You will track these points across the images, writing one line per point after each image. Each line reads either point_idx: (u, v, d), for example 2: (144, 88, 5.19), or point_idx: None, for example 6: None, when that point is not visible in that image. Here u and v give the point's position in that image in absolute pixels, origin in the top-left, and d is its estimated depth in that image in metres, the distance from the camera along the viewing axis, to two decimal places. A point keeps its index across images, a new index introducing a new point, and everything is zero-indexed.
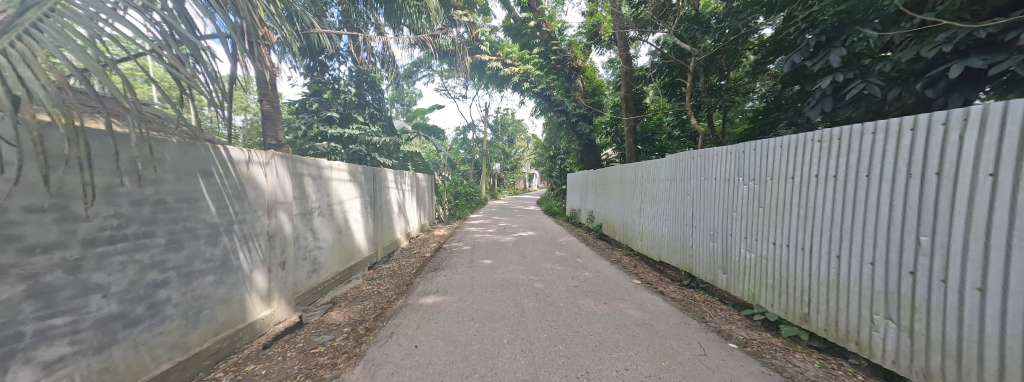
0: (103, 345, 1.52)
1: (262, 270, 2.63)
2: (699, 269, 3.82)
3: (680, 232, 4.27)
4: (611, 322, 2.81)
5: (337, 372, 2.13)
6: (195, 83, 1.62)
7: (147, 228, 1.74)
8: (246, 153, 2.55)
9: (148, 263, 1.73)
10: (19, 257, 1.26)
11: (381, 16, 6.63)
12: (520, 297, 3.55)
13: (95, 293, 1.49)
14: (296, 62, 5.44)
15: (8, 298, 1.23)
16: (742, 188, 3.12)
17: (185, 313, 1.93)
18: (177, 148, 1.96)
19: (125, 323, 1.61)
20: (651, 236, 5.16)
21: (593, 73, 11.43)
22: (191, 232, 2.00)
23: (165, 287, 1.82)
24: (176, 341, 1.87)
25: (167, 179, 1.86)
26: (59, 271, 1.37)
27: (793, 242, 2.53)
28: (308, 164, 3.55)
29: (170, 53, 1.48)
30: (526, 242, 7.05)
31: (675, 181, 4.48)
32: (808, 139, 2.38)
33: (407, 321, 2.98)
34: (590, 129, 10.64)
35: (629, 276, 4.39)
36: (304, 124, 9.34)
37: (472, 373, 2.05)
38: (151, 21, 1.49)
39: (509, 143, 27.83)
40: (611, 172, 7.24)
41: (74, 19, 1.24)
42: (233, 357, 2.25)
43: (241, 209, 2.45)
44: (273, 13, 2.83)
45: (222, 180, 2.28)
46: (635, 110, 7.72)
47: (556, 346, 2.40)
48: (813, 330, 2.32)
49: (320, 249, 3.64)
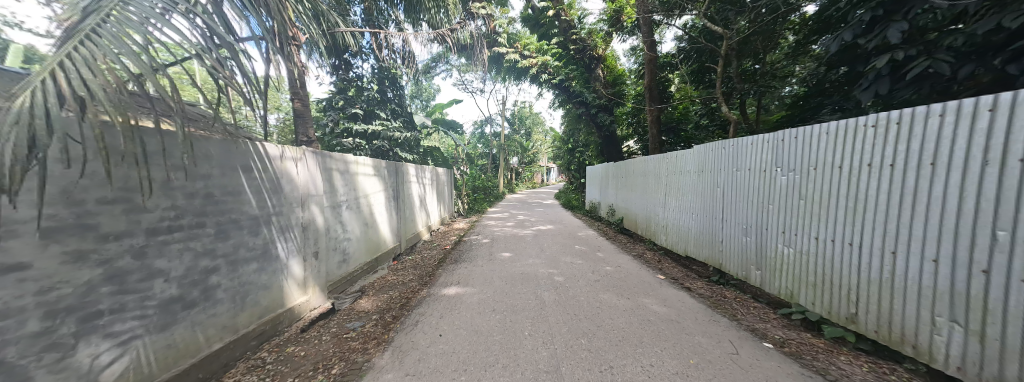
0: (166, 324, 1.69)
1: (298, 260, 2.81)
2: (729, 265, 3.65)
3: (707, 226, 4.12)
4: (635, 318, 2.76)
5: (368, 357, 2.25)
6: (234, 84, 1.71)
7: (199, 219, 1.90)
8: (280, 149, 2.68)
9: (201, 251, 1.90)
10: (96, 243, 1.40)
11: (401, 13, 6.76)
12: (540, 290, 3.55)
13: (158, 277, 1.65)
14: (323, 62, 5.65)
15: (91, 280, 1.38)
16: (780, 179, 2.91)
17: (233, 298, 2.11)
18: (220, 146, 2.09)
19: (184, 305, 1.78)
20: (676, 229, 4.99)
21: (614, 61, 11.09)
22: (236, 223, 2.17)
23: (216, 273, 2.00)
24: (225, 322, 2.05)
25: (215, 174, 2.02)
26: (128, 256, 1.53)
27: (838, 236, 2.34)
28: (336, 160, 3.71)
29: (211, 56, 1.60)
30: (545, 235, 7.04)
31: (702, 173, 4.29)
32: (860, 124, 2.18)
33: (431, 310, 3.09)
34: (610, 121, 10.40)
35: (653, 271, 4.27)
36: (331, 121, 9.85)
37: (495, 363, 2.09)
38: (199, 28, 1.62)
39: (527, 137, 27.76)
40: (633, 165, 7.02)
41: (129, 25, 1.37)
42: (275, 338, 2.45)
43: (278, 202, 2.61)
44: (302, 14, 2.95)
45: (261, 175, 2.43)
46: (658, 100, 7.40)
47: (578, 339, 2.39)
48: (862, 331, 2.15)
49: (349, 240, 3.83)
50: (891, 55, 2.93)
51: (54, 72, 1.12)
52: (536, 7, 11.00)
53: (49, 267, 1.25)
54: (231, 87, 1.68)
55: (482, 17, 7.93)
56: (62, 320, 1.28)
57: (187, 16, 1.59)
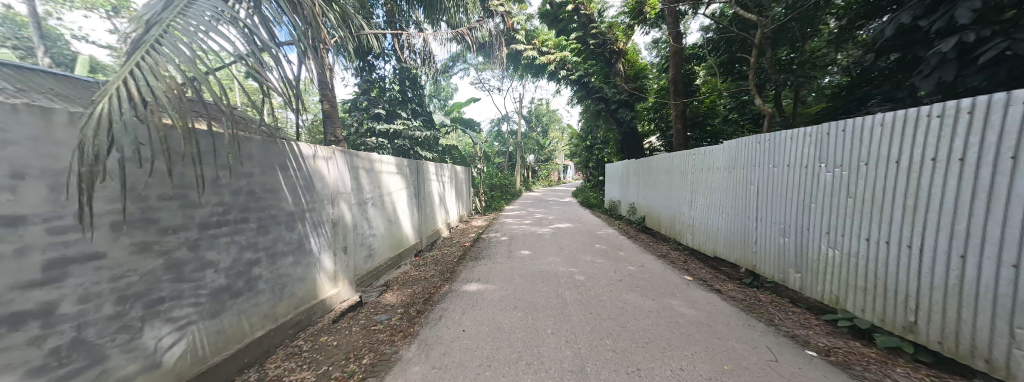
0: (216, 311, 1.82)
1: (329, 254, 2.95)
2: (764, 266, 3.45)
3: (740, 226, 3.90)
4: (661, 320, 2.67)
5: (395, 349, 2.33)
6: (274, 87, 1.81)
7: (243, 214, 2.03)
8: (313, 149, 2.81)
9: (245, 244, 2.03)
10: (158, 235, 1.53)
11: (421, 13, 6.89)
12: (561, 289, 3.52)
13: (209, 268, 1.79)
14: (348, 64, 5.87)
15: (154, 269, 1.51)
16: (824, 175, 2.70)
17: (272, 288, 2.24)
18: (260, 145, 2.23)
19: (231, 294, 1.91)
20: (704, 228, 4.78)
21: (635, 55, 10.77)
22: (275, 219, 2.30)
23: (258, 265, 2.13)
24: (266, 311, 2.19)
25: (256, 172, 2.15)
26: (184, 248, 1.66)
27: (893, 237, 2.14)
28: (362, 158, 3.85)
29: (255, 61, 1.71)
30: (564, 234, 6.97)
31: (734, 170, 4.06)
32: (923, 115, 1.97)
33: (454, 306, 3.14)
34: (631, 116, 10.11)
35: (679, 272, 4.11)
36: (356, 121, 10.25)
37: (519, 360, 2.09)
38: (246, 35, 1.74)
39: (544, 134, 27.60)
40: (657, 161, 6.78)
41: (184, 34, 1.48)
42: (310, 328, 2.59)
43: (311, 199, 2.74)
44: (332, 19, 3.08)
45: (296, 173, 2.57)
46: (683, 94, 7.10)
47: (602, 340, 2.35)
48: (922, 342, 1.96)
49: (374, 236, 3.97)
50: (958, 37, 2.65)
51: (125, 80, 1.25)
52: (554, 2, 10.83)
53: (120, 257, 1.38)
54: (272, 90, 1.78)
55: (501, 14, 7.93)
56: (131, 305, 1.42)
57: (235, 24, 1.71)
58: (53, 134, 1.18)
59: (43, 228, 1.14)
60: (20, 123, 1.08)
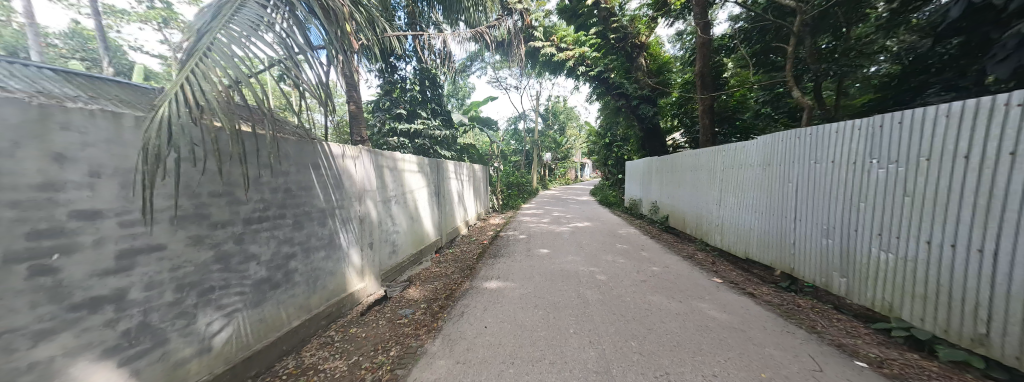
0: (259, 301, 1.95)
1: (357, 250, 3.06)
2: (803, 270, 3.23)
3: (775, 226, 3.67)
4: (690, 323, 2.56)
5: (421, 342, 2.39)
6: (309, 88, 1.90)
7: (280, 211, 2.15)
8: (341, 148, 2.92)
9: (283, 238, 2.16)
10: (209, 229, 1.66)
11: (440, 14, 7.00)
12: (582, 288, 3.47)
13: (252, 261, 1.91)
14: (372, 66, 6.07)
15: (206, 260, 1.64)
16: (875, 172, 2.48)
17: (307, 281, 2.36)
18: (296, 145, 2.35)
19: (271, 286, 2.04)
20: (734, 228, 4.55)
21: (658, 48, 10.40)
22: (308, 215, 2.42)
23: (294, 259, 2.26)
24: (301, 303, 2.31)
25: (291, 171, 2.27)
26: (231, 241, 1.78)
27: (961, 241, 1.93)
28: (387, 157, 3.97)
29: (292, 65, 1.80)
30: (583, 232, 6.87)
31: (770, 166, 3.82)
32: (1000, 105, 1.75)
33: (475, 303, 3.17)
34: (654, 112, 9.77)
35: (707, 274, 3.94)
36: (379, 122, 10.63)
37: (542, 359, 2.08)
38: (282, 38, 1.84)
39: (561, 132, 27.29)
40: (682, 158, 6.52)
41: (230, 42, 1.60)
42: (340, 320, 2.71)
43: (340, 196, 2.86)
44: (359, 22, 3.19)
45: (327, 172, 2.68)
46: (711, 87, 6.75)
47: (628, 341, 2.29)
48: (996, 357, 1.77)
49: (398, 233, 4.09)
50: None
51: (182, 86, 1.36)
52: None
53: (176, 249, 1.50)
54: (307, 92, 1.87)
55: (519, 12, 7.88)
56: (187, 293, 1.54)
57: (273, 28, 1.82)
58: (123, 137, 1.30)
59: (115, 221, 1.26)
60: (97, 128, 1.20)
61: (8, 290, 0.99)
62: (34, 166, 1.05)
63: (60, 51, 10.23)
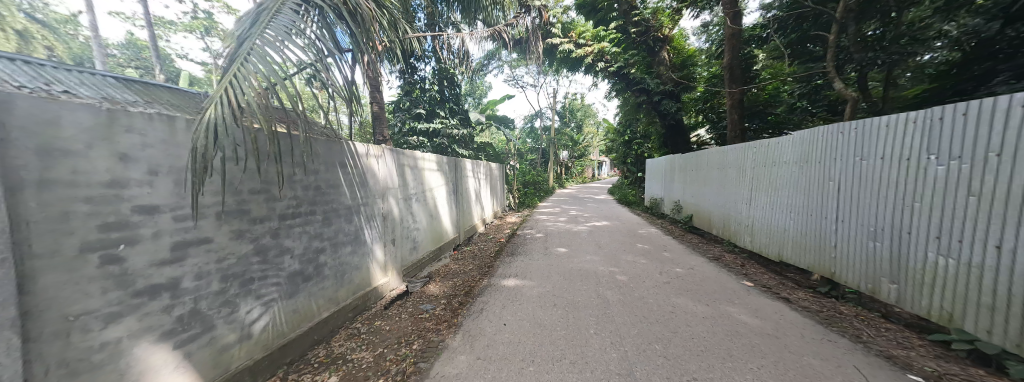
0: (293, 292, 2.06)
1: (380, 245, 3.16)
2: (845, 274, 3.00)
3: (813, 227, 3.43)
4: (718, 328, 2.45)
5: (442, 337, 2.43)
6: (337, 89, 1.98)
7: (312, 207, 2.26)
8: (366, 147, 3.02)
9: (314, 233, 2.26)
10: (249, 224, 1.77)
11: (457, 14, 7.06)
12: (602, 289, 3.41)
13: (287, 254, 2.02)
14: (393, 68, 6.22)
15: (247, 252, 1.75)
16: (933, 170, 2.25)
17: (335, 274, 2.47)
18: (325, 145, 2.46)
19: (303, 278, 2.15)
20: (766, 229, 4.29)
21: (681, 41, 9.99)
22: (336, 212, 2.53)
23: (324, 253, 2.36)
24: (330, 295, 2.41)
25: (321, 169, 2.38)
26: (268, 235, 1.89)
27: None
28: (408, 156, 4.06)
29: (321, 67, 1.88)
30: (601, 232, 6.74)
31: (807, 164, 3.57)
32: None
33: (494, 300, 3.20)
34: (677, 108, 9.41)
35: (735, 277, 3.75)
36: (399, 122, 10.91)
37: (563, 358, 2.06)
38: (313, 42, 1.93)
39: (578, 129, 26.89)
40: (708, 156, 6.23)
41: (267, 46, 1.69)
42: (366, 313, 2.82)
43: (365, 194, 2.96)
44: (383, 24, 3.27)
45: (353, 170, 2.78)
46: (740, 80, 6.40)
47: (651, 344, 2.22)
48: None
49: (418, 230, 4.18)
50: None
51: (226, 89, 1.46)
52: None
53: (221, 242, 1.61)
54: (335, 92, 1.95)
55: (536, 9, 7.79)
56: (230, 283, 1.65)
57: (304, 32, 1.91)
58: (176, 138, 1.41)
59: (170, 216, 1.37)
60: (155, 129, 1.31)
61: (83, 276, 1.10)
62: (103, 165, 1.15)
63: (118, 60, 11.29)
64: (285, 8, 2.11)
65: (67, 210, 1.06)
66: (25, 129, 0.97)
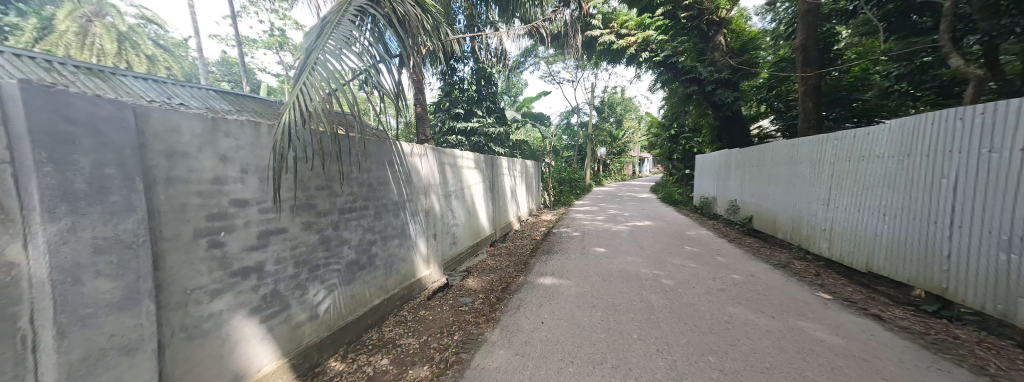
0: (350, 279, 2.27)
1: (424, 239, 3.34)
2: (966, 292, 2.47)
3: (917, 233, 2.89)
4: (785, 344, 2.18)
5: (481, 330, 2.50)
6: (387, 92, 2.12)
7: (365, 203, 2.46)
8: (410, 147, 3.20)
9: (367, 227, 2.46)
10: (315, 216, 1.98)
11: (495, 14, 7.13)
12: (646, 292, 3.23)
13: (345, 245, 2.23)
14: (435, 69, 6.49)
15: (314, 242, 1.97)
16: None
17: (385, 265, 2.67)
18: (376, 145, 2.65)
19: (359, 267, 2.35)
20: (849, 234, 3.71)
21: (740, 23, 9.01)
22: (386, 207, 2.72)
23: (375, 245, 2.56)
24: (381, 284, 2.61)
25: (373, 168, 2.57)
26: (330, 227, 2.11)
27: None
28: (448, 154, 4.23)
29: (373, 72, 2.03)
30: (643, 232, 6.39)
31: (909, 158, 3.01)
32: None
33: (531, 297, 3.20)
34: (733, 97, 8.52)
35: (805, 287, 3.31)
36: (439, 122, 11.37)
37: (604, 362, 2.00)
38: (365, 49, 2.09)
39: (618, 125, 25.70)
40: (773, 150, 5.55)
41: (328, 55, 1.87)
42: (411, 302, 3.01)
43: (410, 191, 3.14)
44: (428, 28, 3.42)
45: (400, 168, 2.97)
46: (817, 63, 5.63)
47: (704, 356, 2.06)
48: None
49: (457, 226, 4.34)
50: None
51: (296, 96, 1.65)
52: None
53: (294, 232, 1.82)
54: (385, 95, 2.08)
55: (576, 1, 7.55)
56: (301, 269, 1.87)
57: (359, 41, 2.08)
58: (261, 141, 1.63)
59: (256, 208, 1.59)
60: (244, 135, 1.53)
61: (196, 257, 1.32)
62: (210, 165, 1.38)
63: (215, 75, 13.40)
64: (343, 19, 2.31)
65: (184, 202, 1.28)
66: (158, 136, 1.19)
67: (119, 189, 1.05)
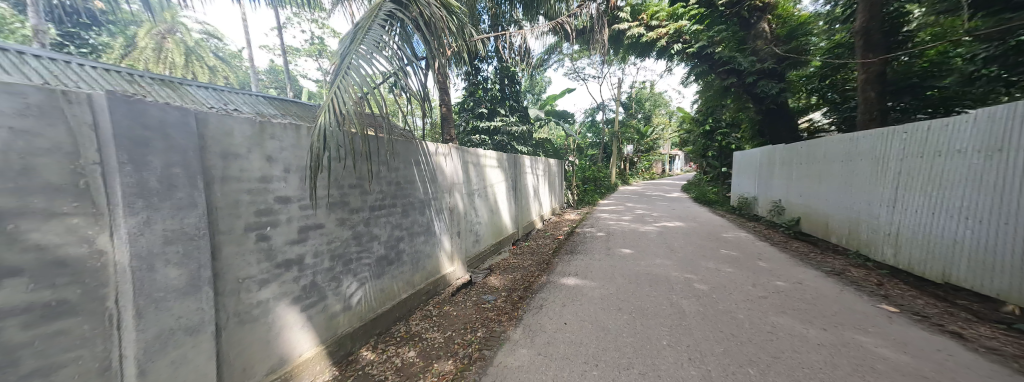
0: (380, 273, 2.38)
1: (448, 237, 3.42)
2: None
3: (1010, 241, 2.48)
4: (839, 360, 1.97)
5: (504, 329, 2.52)
6: (413, 94, 2.18)
7: (393, 200, 2.57)
8: (435, 146, 3.28)
9: (394, 224, 2.56)
10: (348, 213, 2.09)
11: (519, 12, 7.14)
12: (676, 297, 3.07)
13: (375, 241, 2.35)
14: (460, 69, 6.65)
15: (347, 237, 2.08)
16: None
17: (412, 261, 2.77)
18: (403, 145, 2.75)
19: (388, 262, 2.46)
20: (920, 240, 3.28)
21: (784, 8, 8.30)
22: (412, 205, 2.81)
23: (403, 241, 2.67)
24: (408, 279, 2.71)
25: (400, 167, 2.67)
26: (362, 224, 2.22)
27: None
28: (472, 154, 4.29)
29: (401, 74, 2.10)
30: (673, 234, 6.07)
31: (1000, 153, 2.59)
32: None
33: (553, 297, 3.17)
34: (777, 89, 7.82)
35: (863, 298, 2.97)
36: (463, 121, 11.54)
37: (630, 368, 1.93)
38: (394, 53, 2.18)
39: (646, 121, 24.63)
40: (826, 145, 5.03)
41: (359, 60, 1.96)
42: (436, 297, 3.10)
43: (434, 189, 3.22)
44: (453, 29, 3.48)
45: (425, 167, 3.06)
46: (879, 50, 5.05)
47: (742, 367, 1.92)
48: None
49: (480, 224, 4.39)
50: None
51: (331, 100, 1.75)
52: None
53: (330, 228, 1.94)
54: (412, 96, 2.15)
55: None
56: (336, 262, 1.99)
57: (388, 45, 2.16)
58: (301, 142, 1.75)
59: (297, 205, 1.72)
60: (286, 137, 1.65)
61: (246, 249, 1.46)
62: (258, 165, 1.50)
63: (263, 83, 14.64)
64: (375, 25, 2.41)
65: (236, 199, 1.41)
66: (216, 139, 1.32)
67: (184, 187, 1.18)
